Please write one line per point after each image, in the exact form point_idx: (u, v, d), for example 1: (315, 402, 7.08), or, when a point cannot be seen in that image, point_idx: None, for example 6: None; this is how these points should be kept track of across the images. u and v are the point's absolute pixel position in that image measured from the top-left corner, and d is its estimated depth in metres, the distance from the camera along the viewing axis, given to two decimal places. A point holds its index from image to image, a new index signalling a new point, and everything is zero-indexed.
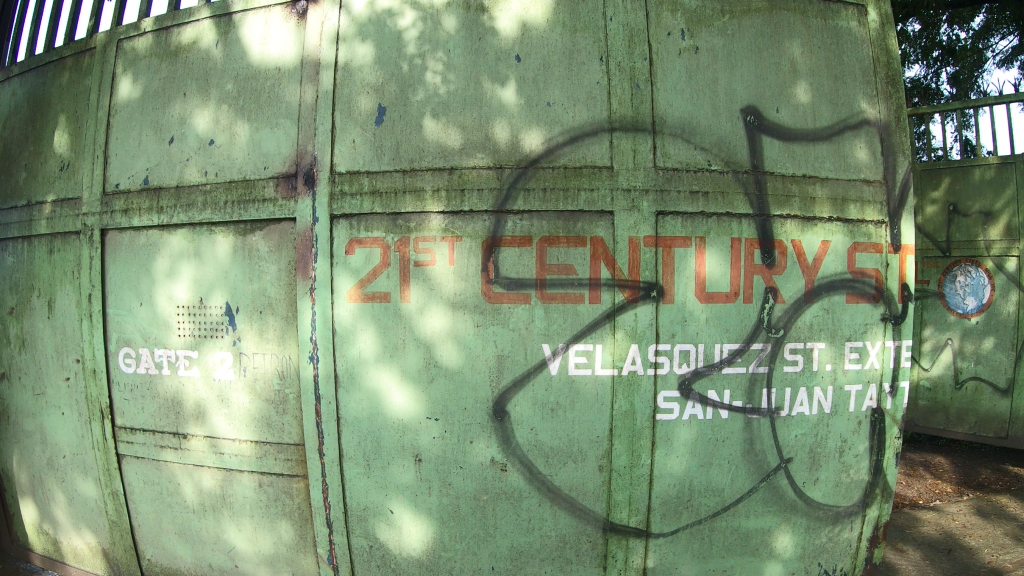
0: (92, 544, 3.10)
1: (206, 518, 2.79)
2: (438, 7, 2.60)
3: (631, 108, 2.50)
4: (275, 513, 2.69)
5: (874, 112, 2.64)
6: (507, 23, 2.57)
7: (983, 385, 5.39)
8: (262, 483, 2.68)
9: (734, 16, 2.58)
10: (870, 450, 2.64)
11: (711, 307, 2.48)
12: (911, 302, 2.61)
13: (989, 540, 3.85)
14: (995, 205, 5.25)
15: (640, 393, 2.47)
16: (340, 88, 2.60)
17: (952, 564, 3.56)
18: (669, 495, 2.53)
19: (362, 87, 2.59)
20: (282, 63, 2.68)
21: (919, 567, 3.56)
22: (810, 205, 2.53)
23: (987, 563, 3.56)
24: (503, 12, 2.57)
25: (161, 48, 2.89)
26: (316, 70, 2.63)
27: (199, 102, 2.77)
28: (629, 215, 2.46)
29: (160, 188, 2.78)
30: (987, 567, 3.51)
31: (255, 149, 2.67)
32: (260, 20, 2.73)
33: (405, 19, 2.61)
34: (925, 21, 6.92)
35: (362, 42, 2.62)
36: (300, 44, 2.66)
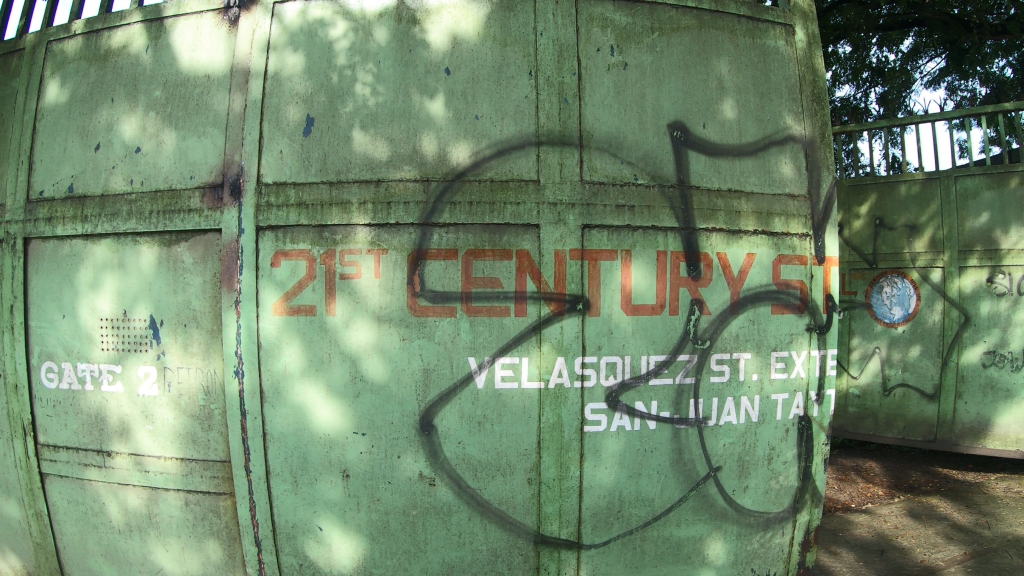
0: (16, 568, 2.91)
1: (132, 538, 2.66)
2: (370, 18, 2.57)
3: (559, 123, 2.51)
4: (203, 532, 2.58)
5: (799, 128, 2.72)
6: (438, 36, 2.55)
7: (910, 391, 5.63)
8: (188, 501, 2.57)
9: (664, 33, 2.62)
10: (798, 456, 2.70)
11: (637, 319, 2.52)
12: (835, 312, 2.70)
13: (920, 539, 4.04)
14: (920, 218, 5.57)
15: (567, 406, 2.48)
16: (268, 98, 2.53)
17: (885, 564, 3.71)
18: (599, 506, 2.53)
19: (291, 96, 2.53)
20: (211, 70, 2.59)
21: (853, 568, 3.70)
22: (734, 218, 2.59)
23: (919, 561, 3.72)
24: (434, 25, 2.56)
25: (91, 51, 2.78)
26: (245, 78, 2.56)
27: (126, 108, 2.66)
28: (555, 228, 2.47)
29: (84, 197, 2.65)
30: (920, 565, 3.67)
31: (181, 158, 2.57)
32: (191, 27, 2.65)
33: (336, 29, 2.57)
34: (856, 41, 7.31)
35: (293, 51, 2.56)
36: (230, 51, 2.59)
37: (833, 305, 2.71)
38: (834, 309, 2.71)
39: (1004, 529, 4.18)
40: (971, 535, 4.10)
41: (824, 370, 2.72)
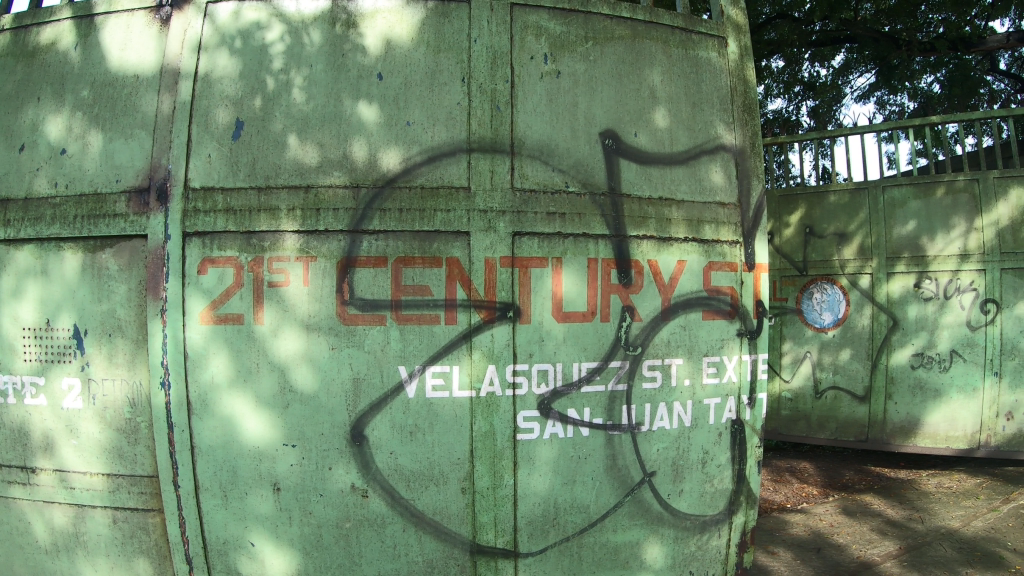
0: None
1: (58, 559, 2.53)
2: (305, 21, 2.52)
3: (491, 130, 2.50)
4: (131, 550, 2.47)
5: (729, 138, 2.78)
6: (372, 40, 2.51)
7: (841, 393, 5.81)
8: (116, 518, 2.47)
9: (597, 42, 2.64)
10: (732, 459, 2.74)
11: (568, 326, 2.52)
12: (764, 317, 2.78)
13: (856, 536, 4.20)
14: (848, 227, 5.77)
15: (499, 414, 2.46)
16: (198, 100, 2.46)
17: (822, 561, 3.85)
18: (535, 514, 2.52)
19: (221, 99, 2.46)
20: (141, 70, 2.51)
21: (791, 567, 3.81)
22: (665, 226, 2.63)
23: (856, 558, 3.87)
24: (369, 28, 2.52)
25: (18, 48, 2.67)
26: (175, 80, 2.47)
27: (52, 107, 2.55)
28: (485, 236, 2.45)
29: (7, 200, 2.53)
30: (857, 561, 3.82)
31: (108, 161, 2.46)
32: (122, 25, 2.57)
33: (271, 32, 2.51)
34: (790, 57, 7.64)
35: (225, 53, 2.49)
36: (160, 51, 2.51)
37: (762, 310, 2.79)
38: (764, 314, 2.78)
39: (935, 522, 4.37)
40: (904, 530, 4.27)
41: (755, 374, 2.78)
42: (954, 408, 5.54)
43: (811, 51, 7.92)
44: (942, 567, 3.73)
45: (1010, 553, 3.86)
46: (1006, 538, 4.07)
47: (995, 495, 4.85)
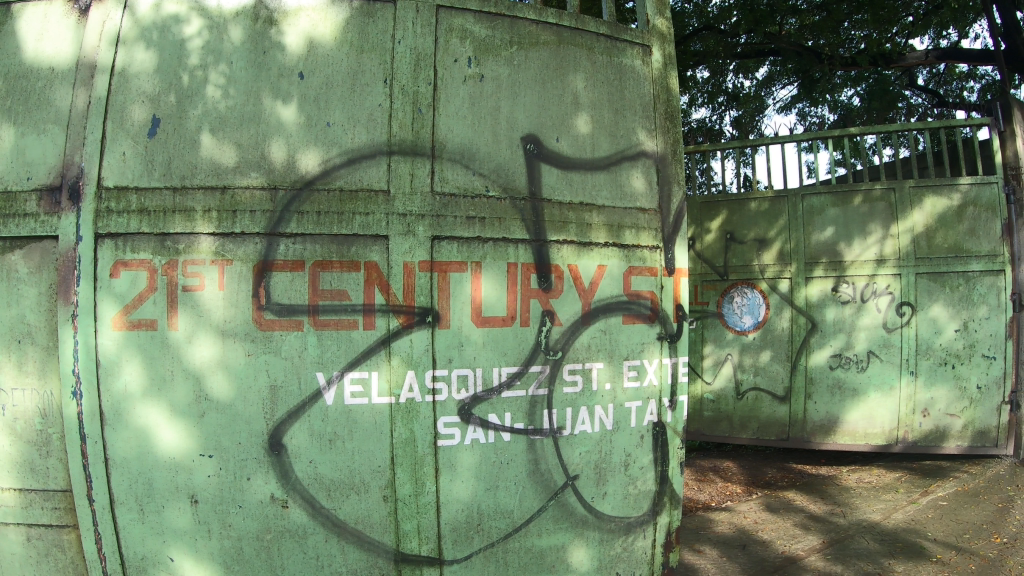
0: None
1: None
2: (226, 16, 2.44)
3: (412, 132, 2.48)
4: (47, 569, 2.35)
5: (650, 144, 2.83)
6: (294, 39, 2.45)
7: (762, 394, 5.99)
8: (30, 536, 2.35)
9: (522, 47, 2.65)
10: (654, 461, 2.79)
11: (488, 331, 2.52)
12: (684, 321, 2.84)
13: (780, 532, 4.40)
14: (769, 233, 5.98)
15: (419, 421, 2.43)
16: (114, 95, 2.35)
17: (747, 557, 4.01)
18: (458, 521, 2.49)
19: (138, 95, 2.36)
20: (56, 62, 2.40)
21: (718, 564, 3.96)
22: (585, 231, 2.66)
23: (781, 553, 4.05)
24: (291, 27, 2.46)
25: None
26: (91, 73, 2.37)
27: None
28: (404, 240, 2.42)
29: None
30: (781, 556, 4.00)
31: (18, 157, 2.34)
32: (39, 14, 2.46)
33: (189, 26, 2.42)
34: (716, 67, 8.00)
35: (143, 48, 2.40)
36: (77, 43, 2.41)
37: (683, 314, 2.84)
38: (684, 318, 2.84)
39: (856, 516, 4.60)
40: (827, 524, 4.49)
41: (675, 377, 2.84)
42: (872, 406, 5.76)
43: (735, 63, 8.47)
44: (865, 559, 3.95)
45: (929, 543, 4.12)
46: (925, 529, 4.32)
47: (913, 487, 5.09)
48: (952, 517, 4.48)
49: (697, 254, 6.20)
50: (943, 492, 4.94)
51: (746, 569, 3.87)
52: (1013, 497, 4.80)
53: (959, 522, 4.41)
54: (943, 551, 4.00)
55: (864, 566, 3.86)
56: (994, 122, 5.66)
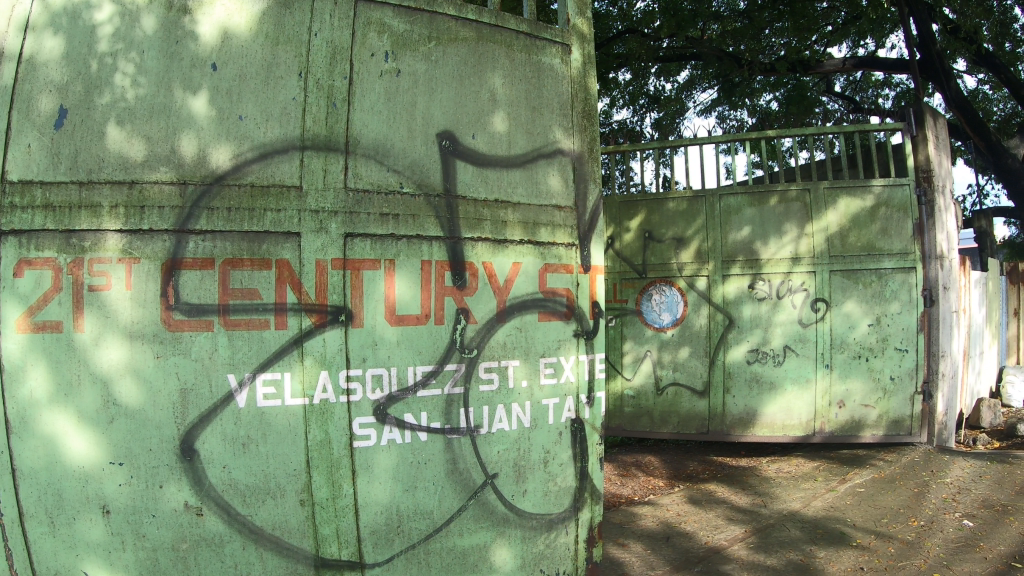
0: None
1: None
2: (138, 3, 2.32)
3: (325, 127, 2.42)
4: None
5: (567, 143, 2.86)
6: (208, 29, 2.36)
7: (682, 389, 6.20)
8: None
9: (440, 43, 2.63)
10: (573, 457, 2.82)
11: (402, 329, 2.49)
12: (600, 318, 2.89)
13: (703, 523, 4.54)
14: (686, 232, 6.16)
15: (334, 422, 2.38)
16: (20, 83, 2.20)
17: (672, 550, 4.12)
18: (378, 523, 2.46)
19: (44, 84, 2.21)
20: None
21: (643, 556, 4.06)
22: (500, 228, 2.67)
23: (704, 544, 4.18)
24: (206, 16, 2.36)
25: None
26: None
27: None
28: (317, 237, 2.37)
29: None
30: (705, 547, 4.13)
31: None
32: None
33: (100, 11, 2.29)
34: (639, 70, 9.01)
35: (53, 34, 2.25)
36: None
37: (598, 311, 2.89)
38: (599, 315, 2.90)
39: (778, 505, 4.80)
40: (750, 514, 4.67)
41: (592, 374, 2.87)
42: (790, 399, 6.02)
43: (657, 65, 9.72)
44: (788, 546, 4.13)
45: (849, 529, 4.35)
46: (845, 515, 4.56)
47: (831, 476, 5.36)
48: (870, 503, 4.75)
49: (616, 252, 6.33)
50: (860, 479, 5.22)
51: (672, 562, 3.97)
52: (926, 482, 5.12)
53: (876, 507, 4.68)
54: (864, 536, 4.24)
55: (788, 554, 4.03)
56: (906, 128, 5.98)
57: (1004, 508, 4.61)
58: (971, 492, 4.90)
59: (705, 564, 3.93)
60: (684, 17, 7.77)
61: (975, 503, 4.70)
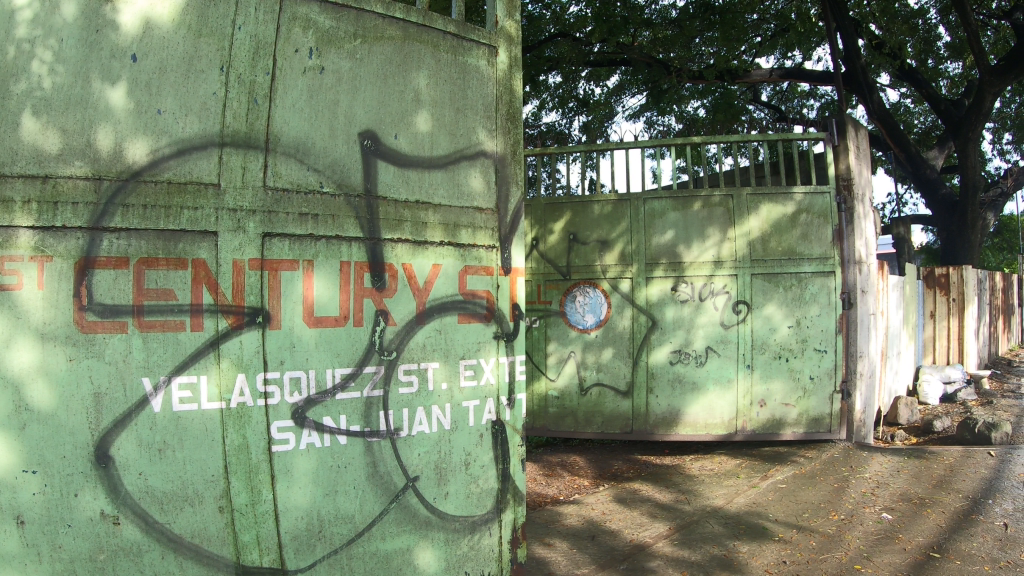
0: None
1: None
2: None
3: (246, 124, 2.36)
4: None
5: (490, 145, 2.87)
6: (129, 18, 2.23)
7: (605, 390, 6.31)
8: None
9: (366, 41, 2.59)
10: (495, 459, 2.83)
11: (320, 331, 2.44)
12: (520, 320, 2.91)
13: (628, 521, 4.61)
14: (610, 235, 6.27)
15: (252, 426, 2.31)
16: None
17: (597, 548, 4.17)
18: (298, 529, 2.40)
19: None
20: None
21: (569, 554, 4.10)
22: (421, 230, 2.66)
23: (630, 541, 4.26)
24: (126, 4, 2.23)
25: None
26: None
27: None
28: (234, 236, 2.31)
29: None
30: (631, 545, 4.20)
31: None
32: None
33: None
34: (565, 72, 10.12)
35: None
36: None
37: (518, 313, 2.91)
38: (519, 317, 2.91)
39: (701, 502, 4.94)
40: (674, 511, 4.78)
41: (512, 376, 2.89)
42: (712, 399, 6.21)
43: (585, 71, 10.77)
44: (712, 541, 4.25)
45: (771, 524, 4.51)
46: (767, 511, 4.74)
47: (753, 473, 5.55)
48: (791, 499, 4.95)
49: (540, 254, 6.40)
50: (782, 476, 5.43)
51: (597, 560, 4.01)
52: (846, 477, 5.37)
53: (798, 503, 4.88)
54: (785, 530, 4.41)
55: (712, 549, 4.13)
56: (829, 137, 6.23)
57: (920, 501, 4.86)
58: (889, 486, 5.16)
59: (631, 561, 3.99)
60: (615, 23, 8.51)
61: (893, 497, 4.95)
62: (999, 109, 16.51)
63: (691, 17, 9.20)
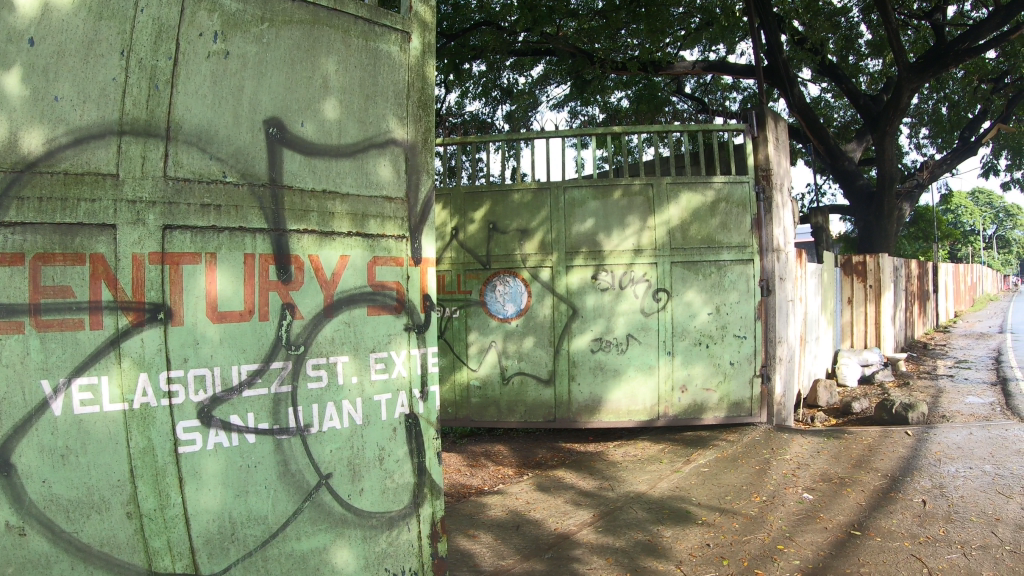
0: None
1: None
2: None
3: (146, 111, 2.25)
4: None
5: (400, 133, 2.83)
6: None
7: (527, 378, 6.65)
8: None
9: (273, 25, 2.50)
10: (410, 453, 2.80)
11: (224, 327, 2.36)
12: (431, 311, 2.89)
13: (551, 510, 4.68)
14: (530, 224, 6.58)
15: (156, 427, 2.22)
16: None
17: (522, 538, 4.21)
18: (211, 532, 2.32)
19: None
20: None
21: (493, 546, 4.12)
22: (327, 220, 2.60)
23: (554, 530, 4.32)
24: None
25: None
26: None
27: None
28: (133, 229, 2.20)
29: None
30: (555, 534, 4.26)
31: None
32: None
33: None
34: (491, 63, 10.88)
35: None
36: None
37: (429, 304, 2.90)
38: (431, 308, 2.90)
39: (624, 488, 5.07)
40: (597, 498, 4.88)
41: (425, 368, 2.87)
42: (634, 385, 6.58)
43: (511, 61, 11.58)
44: (635, 527, 4.35)
45: (694, 507, 4.67)
46: (689, 495, 4.91)
47: (676, 458, 5.75)
48: (713, 482, 5.15)
49: (460, 243, 6.67)
50: (704, 460, 5.65)
51: (521, 550, 4.04)
52: (767, 459, 5.64)
53: (720, 486, 5.07)
54: (708, 513, 4.57)
55: (636, 535, 4.23)
56: (750, 128, 6.63)
57: (840, 480, 5.14)
58: (810, 467, 5.45)
59: (555, 550, 4.04)
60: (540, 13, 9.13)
61: (815, 477, 5.21)
62: (918, 104, 17.60)
63: (617, 9, 9.89)
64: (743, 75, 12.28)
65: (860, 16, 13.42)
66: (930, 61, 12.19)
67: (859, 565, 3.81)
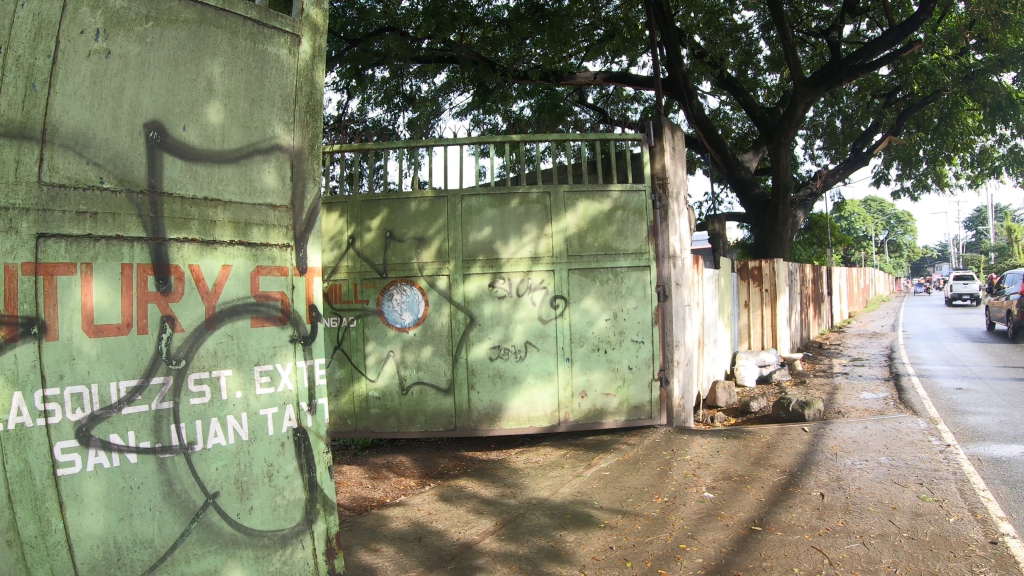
0: None
1: None
2: None
3: (21, 112, 2.11)
4: None
5: (286, 138, 2.77)
6: None
7: (426, 388, 6.61)
8: None
9: (158, 24, 2.40)
10: (300, 468, 2.73)
11: (101, 341, 2.24)
12: (318, 322, 2.83)
13: (453, 520, 4.65)
14: (427, 232, 6.55)
15: (32, 449, 2.09)
16: None
17: (424, 550, 4.17)
18: (95, 559, 2.19)
19: None
20: None
21: (396, 559, 4.06)
22: (209, 228, 2.50)
23: (457, 540, 4.30)
24: None
25: None
26: None
27: None
28: (4, 238, 2.06)
29: None
30: (457, 544, 4.24)
31: None
32: None
33: None
34: (394, 70, 10.91)
35: None
36: None
37: (314, 314, 2.84)
38: (317, 319, 2.84)
39: (527, 495, 5.09)
40: (499, 506, 4.89)
41: (311, 380, 2.81)
42: (533, 392, 6.63)
43: (413, 68, 11.57)
44: (538, 534, 4.37)
45: (597, 511, 4.74)
46: (592, 498, 4.97)
47: (577, 462, 5.83)
48: (614, 485, 5.24)
49: (356, 251, 6.62)
50: (605, 463, 5.75)
51: (424, 562, 4.00)
52: (668, 460, 5.79)
53: (621, 488, 5.17)
54: (610, 516, 4.64)
55: (539, 542, 4.26)
56: (647, 138, 6.84)
57: (739, 478, 5.32)
58: (710, 466, 5.62)
59: (458, 560, 4.01)
60: (443, 19, 9.24)
61: (714, 476, 5.38)
62: (812, 117, 18.71)
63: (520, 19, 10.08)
64: (643, 85, 12.61)
65: (758, 33, 14.15)
66: (824, 76, 12.90)
67: (761, 560, 3.94)
